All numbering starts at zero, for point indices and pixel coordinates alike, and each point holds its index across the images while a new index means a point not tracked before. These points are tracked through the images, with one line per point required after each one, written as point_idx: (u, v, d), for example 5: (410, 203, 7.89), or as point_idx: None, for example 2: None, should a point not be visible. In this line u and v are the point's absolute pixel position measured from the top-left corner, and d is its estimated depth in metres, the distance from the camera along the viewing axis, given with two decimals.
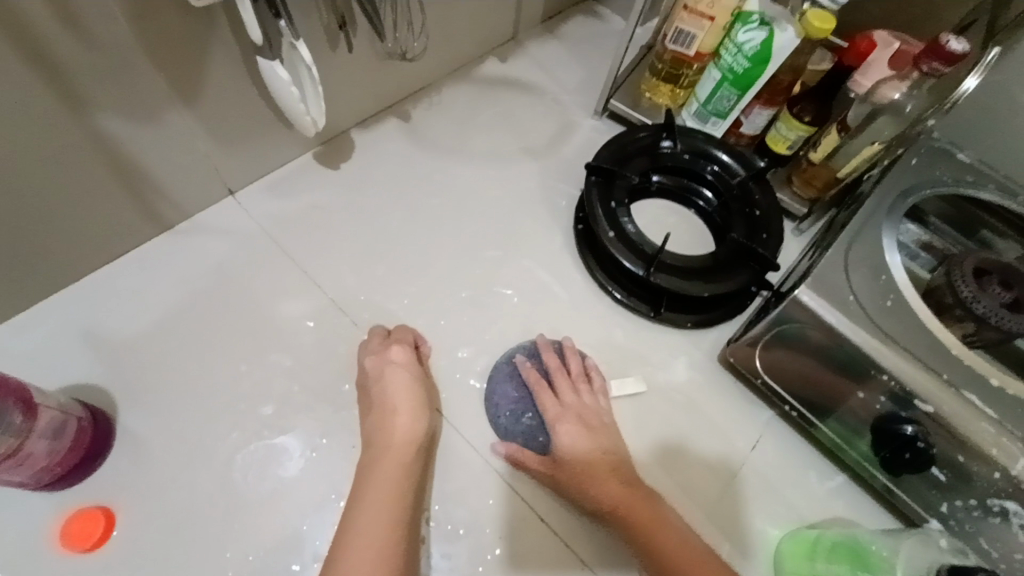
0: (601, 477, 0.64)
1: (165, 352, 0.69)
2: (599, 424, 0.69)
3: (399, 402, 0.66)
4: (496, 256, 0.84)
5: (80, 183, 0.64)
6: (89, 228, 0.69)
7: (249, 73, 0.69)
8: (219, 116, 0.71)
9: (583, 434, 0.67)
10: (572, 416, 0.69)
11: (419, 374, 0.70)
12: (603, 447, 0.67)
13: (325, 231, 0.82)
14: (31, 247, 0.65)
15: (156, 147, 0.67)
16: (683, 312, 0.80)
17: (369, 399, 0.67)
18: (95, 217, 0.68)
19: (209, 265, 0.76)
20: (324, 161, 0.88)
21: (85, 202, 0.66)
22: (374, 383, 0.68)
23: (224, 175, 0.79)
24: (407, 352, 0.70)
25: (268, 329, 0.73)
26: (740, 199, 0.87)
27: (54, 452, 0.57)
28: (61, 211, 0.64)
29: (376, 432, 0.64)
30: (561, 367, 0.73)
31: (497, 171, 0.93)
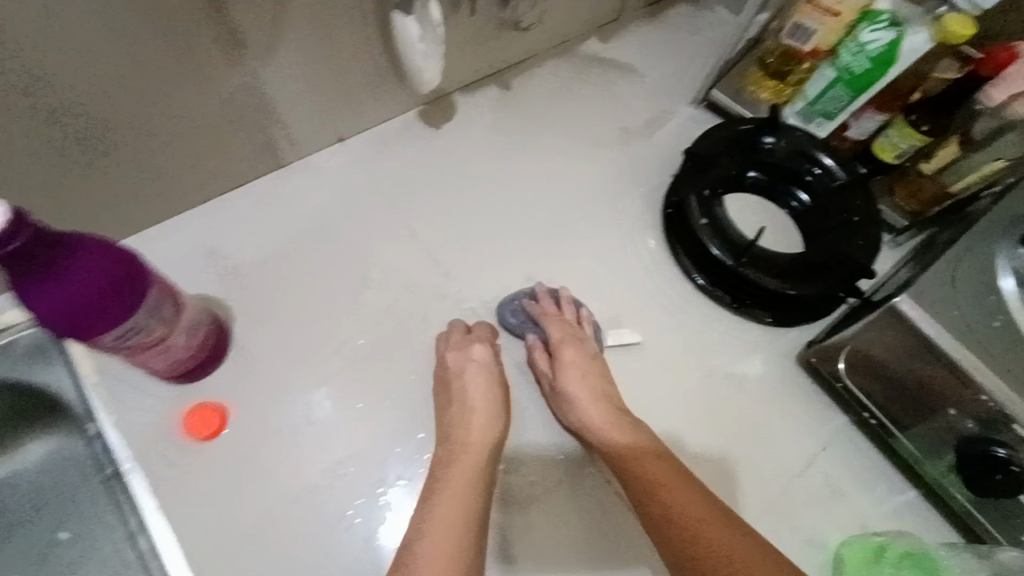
0: (591, 417, 0.68)
1: (273, 281, 0.75)
2: (591, 369, 0.72)
3: (477, 402, 0.68)
4: (583, 230, 0.85)
5: (223, 114, 0.69)
6: (222, 157, 0.75)
7: (380, 25, 0.73)
8: (346, 63, 0.75)
9: (577, 374, 0.71)
10: (569, 348, 0.73)
11: (497, 372, 0.72)
12: (592, 389, 0.70)
13: (423, 186, 0.85)
14: (174, 168, 0.71)
15: (287, 87, 0.72)
16: (765, 307, 0.80)
17: (449, 392, 0.69)
18: (228, 147, 0.74)
19: (317, 204, 0.81)
20: (427, 119, 0.91)
21: (222, 133, 0.72)
22: (455, 379, 0.69)
23: (339, 122, 0.83)
24: (488, 351, 0.72)
25: (366, 272, 0.77)
26: (839, 202, 0.85)
27: (187, 345, 0.62)
28: (204, 137, 0.71)
29: (455, 428, 0.66)
30: (552, 313, 0.76)
31: (591, 148, 0.93)
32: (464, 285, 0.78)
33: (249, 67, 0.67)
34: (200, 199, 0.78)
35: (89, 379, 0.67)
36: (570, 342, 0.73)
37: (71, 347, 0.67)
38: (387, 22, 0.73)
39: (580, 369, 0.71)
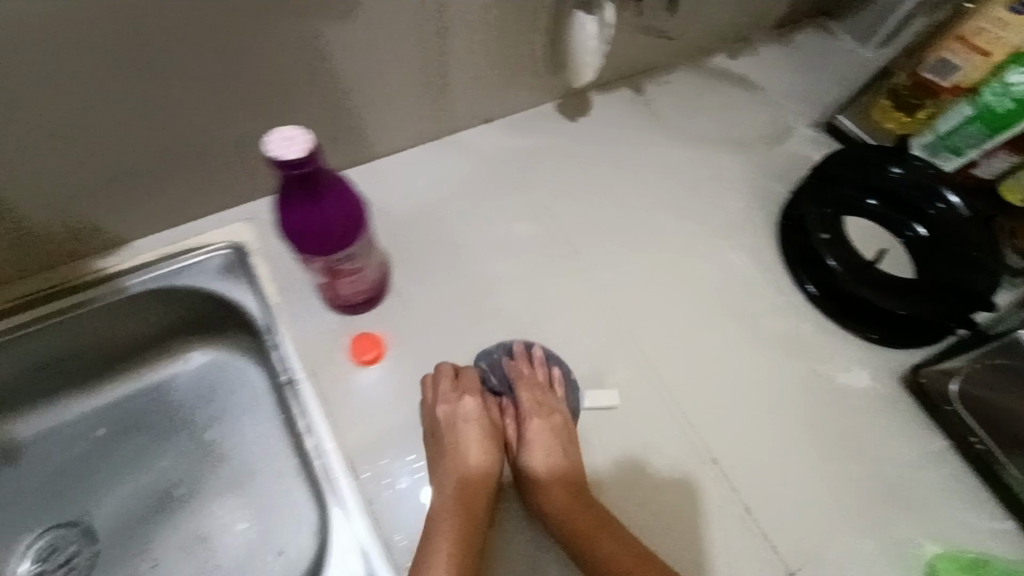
0: (553, 493, 0.68)
1: (423, 235, 0.84)
2: (561, 441, 0.71)
3: (469, 451, 0.70)
4: (703, 229, 0.91)
5: (408, 81, 0.80)
6: (396, 121, 0.85)
7: (551, 20, 0.82)
8: (514, 50, 0.84)
9: (548, 443, 0.71)
10: (541, 416, 0.73)
11: (487, 429, 0.73)
12: (561, 463, 0.70)
13: (559, 170, 0.93)
14: (357, 124, 0.82)
15: (464, 67, 0.82)
16: (875, 324, 0.83)
17: (439, 442, 0.71)
18: (403, 112, 0.85)
19: (465, 175, 0.90)
20: (565, 111, 0.99)
21: (404, 100, 0.82)
22: (444, 430, 0.71)
23: (491, 104, 0.92)
24: (476, 402, 0.73)
25: (505, 239, 0.86)
26: (960, 237, 0.86)
27: (371, 279, 0.71)
28: (386, 100, 0.81)
29: (444, 479, 0.68)
30: (526, 374, 0.76)
31: (714, 155, 0.98)
32: (590, 264, 0.85)
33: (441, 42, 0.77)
34: (367, 156, 0.88)
35: (274, 301, 0.79)
36: (541, 411, 0.74)
37: (253, 268, 0.80)
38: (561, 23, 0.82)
39: (551, 438, 0.71)
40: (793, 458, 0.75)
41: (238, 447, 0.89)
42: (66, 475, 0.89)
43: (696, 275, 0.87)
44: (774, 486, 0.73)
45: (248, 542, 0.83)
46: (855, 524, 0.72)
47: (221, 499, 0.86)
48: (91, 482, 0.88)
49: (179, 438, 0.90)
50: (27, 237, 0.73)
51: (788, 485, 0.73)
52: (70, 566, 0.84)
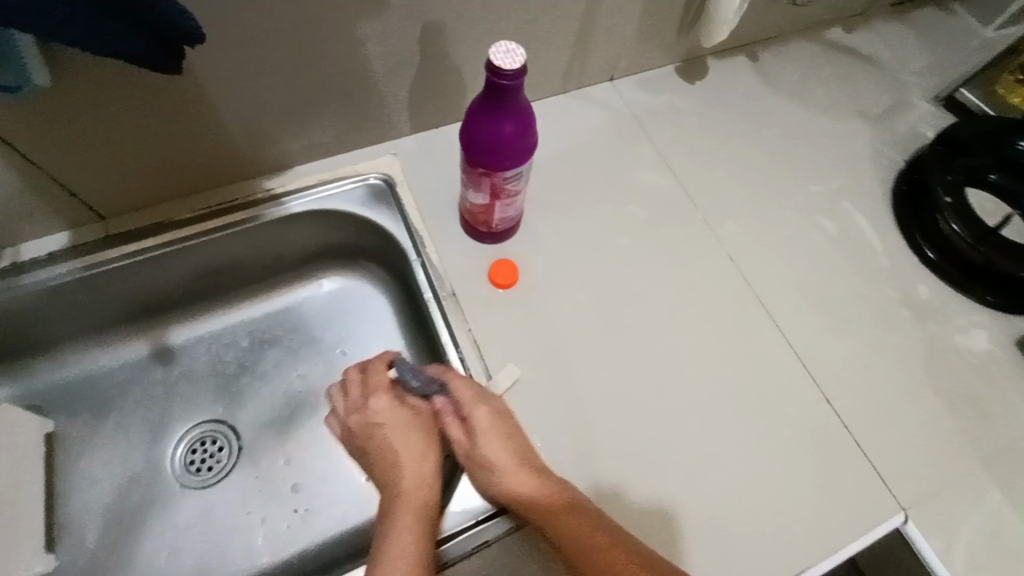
0: (503, 479, 0.67)
1: (552, 180, 0.90)
2: (494, 429, 0.70)
3: (401, 452, 0.72)
4: (819, 191, 0.93)
5: (554, 34, 0.86)
6: (533, 73, 0.91)
7: None
8: (652, 10, 0.89)
9: (486, 436, 0.70)
10: (476, 409, 0.71)
11: (415, 431, 0.74)
12: (500, 445, 0.69)
13: (678, 129, 0.97)
14: None
15: (606, 24, 0.88)
16: (992, 287, 0.85)
17: (377, 452, 0.74)
18: (542, 65, 0.91)
19: (590, 128, 0.96)
20: (684, 75, 1.03)
21: (546, 53, 0.89)
22: (375, 441, 0.75)
23: (618, 63, 0.97)
24: (388, 402, 0.76)
25: (627, 188, 0.91)
26: None
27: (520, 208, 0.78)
28: (532, 51, 0.87)
29: (390, 485, 0.70)
30: (445, 369, 0.76)
31: (830, 123, 1.01)
32: (709, 215, 0.90)
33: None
34: None
35: (419, 226, 0.87)
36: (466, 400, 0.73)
37: (400, 197, 0.89)
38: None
39: (488, 431, 0.70)
40: (908, 409, 0.77)
41: None
42: (211, 379, 0.98)
43: (812, 234, 0.89)
44: (891, 432, 0.76)
45: None
46: (972, 478, 0.73)
47: None
48: (233, 388, 0.98)
49: (310, 354, 1.00)
50: (216, 152, 0.83)
51: (903, 430, 0.76)
52: (216, 460, 0.93)
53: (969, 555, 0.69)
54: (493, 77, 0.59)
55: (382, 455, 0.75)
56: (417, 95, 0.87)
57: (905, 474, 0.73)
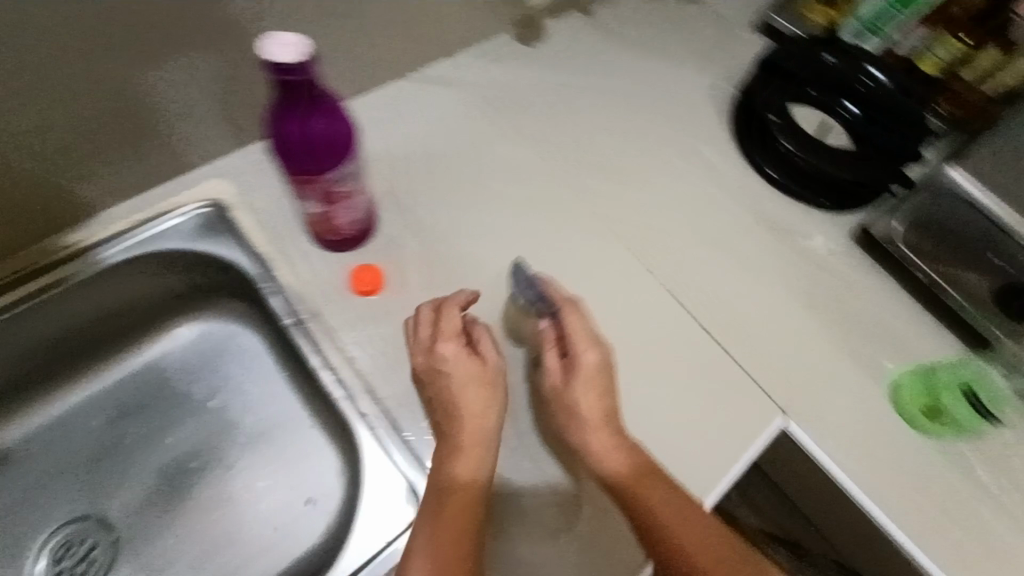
0: (597, 436, 0.66)
1: (405, 169, 0.85)
2: (601, 379, 0.68)
3: (462, 407, 0.65)
4: (668, 133, 0.96)
5: (371, 19, 0.79)
6: (361, 63, 0.84)
7: None
8: None
9: (589, 385, 0.67)
10: (587, 352, 0.68)
11: (483, 378, 0.67)
12: (597, 404, 0.67)
13: (526, 96, 0.95)
14: (327, 70, 0.82)
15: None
16: (825, 194, 0.92)
17: (434, 396, 0.67)
18: (369, 53, 0.84)
19: (437, 110, 0.91)
20: (522, 39, 1.00)
21: (369, 38, 0.82)
22: (434, 386, 0.67)
23: (450, 38, 0.92)
24: (457, 348, 0.67)
25: (485, 164, 0.88)
26: (890, 110, 0.94)
27: (362, 208, 0.73)
28: (351, 41, 0.80)
29: (447, 446, 0.64)
30: (557, 294, 0.72)
31: (668, 65, 1.03)
32: (569, 176, 0.89)
33: None
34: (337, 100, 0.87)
35: (262, 248, 0.78)
36: (596, 347, 0.69)
37: (233, 219, 0.79)
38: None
39: (591, 381, 0.67)
40: (776, 317, 0.83)
41: (245, 409, 0.88)
42: (65, 471, 0.84)
43: (668, 174, 0.92)
44: (764, 344, 0.81)
45: (278, 495, 0.83)
46: (836, 366, 0.80)
47: (240, 458, 0.86)
48: (94, 476, 0.84)
49: (181, 412, 0.88)
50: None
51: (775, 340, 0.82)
52: (90, 562, 0.80)
53: (842, 435, 0.76)
54: (276, 75, 0.53)
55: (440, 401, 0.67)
56: (233, 105, 0.78)
57: (780, 378, 0.79)
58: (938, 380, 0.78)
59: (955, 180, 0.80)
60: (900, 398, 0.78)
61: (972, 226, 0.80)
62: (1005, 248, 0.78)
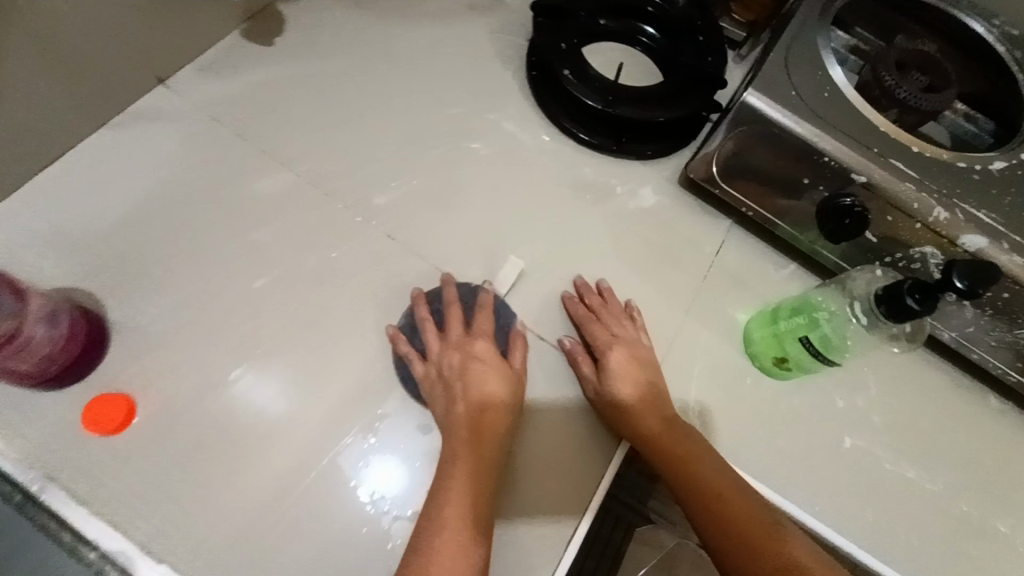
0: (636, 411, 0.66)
1: (129, 250, 0.66)
2: (635, 365, 0.69)
3: (486, 388, 0.65)
4: (460, 111, 0.82)
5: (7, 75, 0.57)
6: (22, 128, 0.63)
7: None
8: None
9: (631, 371, 0.68)
10: (636, 348, 0.70)
11: (501, 367, 0.67)
12: (638, 386, 0.67)
13: (276, 108, 0.76)
14: None
15: (67, 25, 0.59)
16: (643, 142, 0.83)
17: (456, 384, 0.65)
18: (29, 113, 0.62)
19: (158, 155, 0.70)
20: (255, 36, 0.80)
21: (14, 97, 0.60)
22: (460, 375, 0.66)
23: (149, 59, 0.71)
24: (490, 343, 0.68)
25: (240, 212, 0.70)
26: (684, 27, 0.88)
27: (53, 338, 0.57)
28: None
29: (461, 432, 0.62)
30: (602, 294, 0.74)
31: (445, 28, 0.87)
32: (352, 199, 0.74)
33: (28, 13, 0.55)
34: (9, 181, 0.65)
35: None
36: (623, 340, 0.70)
37: None
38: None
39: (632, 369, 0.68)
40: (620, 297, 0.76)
41: None
42: None
43: (470, 164, 0.79)
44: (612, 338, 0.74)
45: None
46: (688, 331, 0.75)
47: None
48: None
49: None
50: None
51: None
52: None
53: (703, 407, 0.71)
54: None
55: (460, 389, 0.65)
56: None
57: None
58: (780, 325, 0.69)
59: (756, 108, 0.70)
60: (752, 351, 0.73)
61: (783, 151, 0.71)
62: (820, 171, 0.70)
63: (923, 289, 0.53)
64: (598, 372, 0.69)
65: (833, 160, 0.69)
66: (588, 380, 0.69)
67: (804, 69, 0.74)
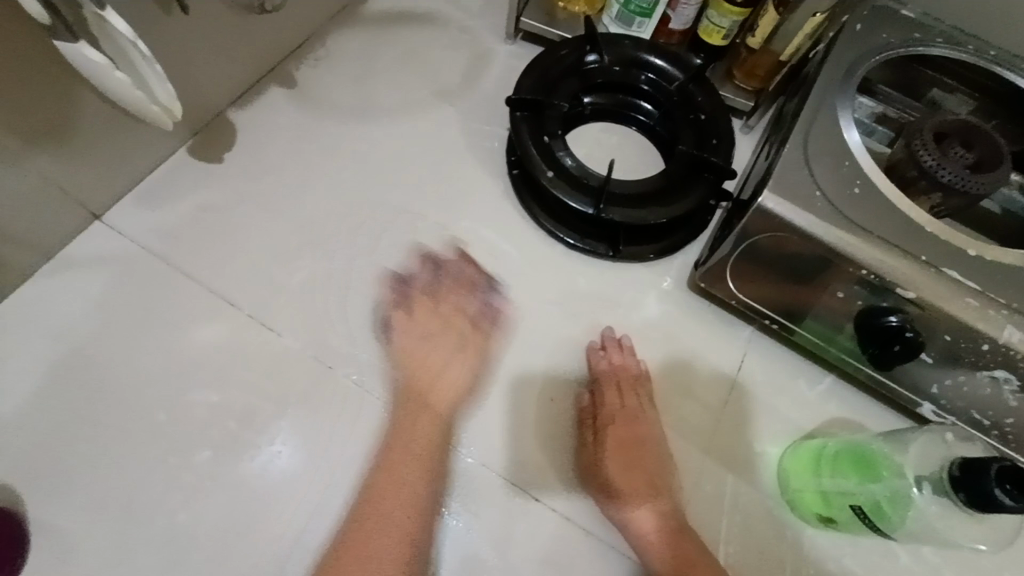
0: (620, 484, 0.64)
1: (66, 425, 0.61)
2: (630, 436, 0.66)
3: (455, 352, 0.69)
4: (430, 223, 0.74)
5: None
6: None
7: (86, 85, 0.58)
8: (62, 139, 0.60)
9: (622, 443, 0.65)
10: (638, 418, 0.67)
11: (477, 336, 0.70)
12: (627, 460, 0.65)
13: (223, 237, 0.70)
14: None
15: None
16: (645, 243, 0.73)
17: (428, 330, 0.70)
18: None
19: (93, 309, 0.65)
20: (202, 154, 0.73)
21: None
22: (428, 321, 0.70)
23: (78, 199, 0.66)
24: (472, 297, 0.72)
25: (187, 370, 0.64)
26: (682, 105, 0.77)
27: None
28: None
29: (422, 381, 0.67)
30: (620, 355, 0.69)
31: (413, 124, 0.79)
32: (313, 338, 0.67)
33: None
34: None
35: None
36: (626, 414, 0.66)
37: None
38: (52, 48, 0.52)
39: (624, 447, 0.65)
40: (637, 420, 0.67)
41: None
42: None
43: (447, 283, 0.71)
44: (639, 451, 0.66)
45: None
46: (712, 468, 0.66)
47: None
48: None
49: None
50: None
51: (630, 444, 0.65)
52: None
53: (742, 558, 0.63)
54: None
55: (428, 333, 0.70)
56: None
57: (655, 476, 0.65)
58: (824, 479, 0.61)
59: (773, 215, 0.59)
60: (794, 498, 0.64)
61: (810, 265, 0.61)
62: (854, 281, 0.60)
63: (1014, 476, 0.47)
64: (598, 441, 0.66)
65: (872, 275, 0.58)
66: (584, 449, 0.66)
67: (827, 159, 0.62)
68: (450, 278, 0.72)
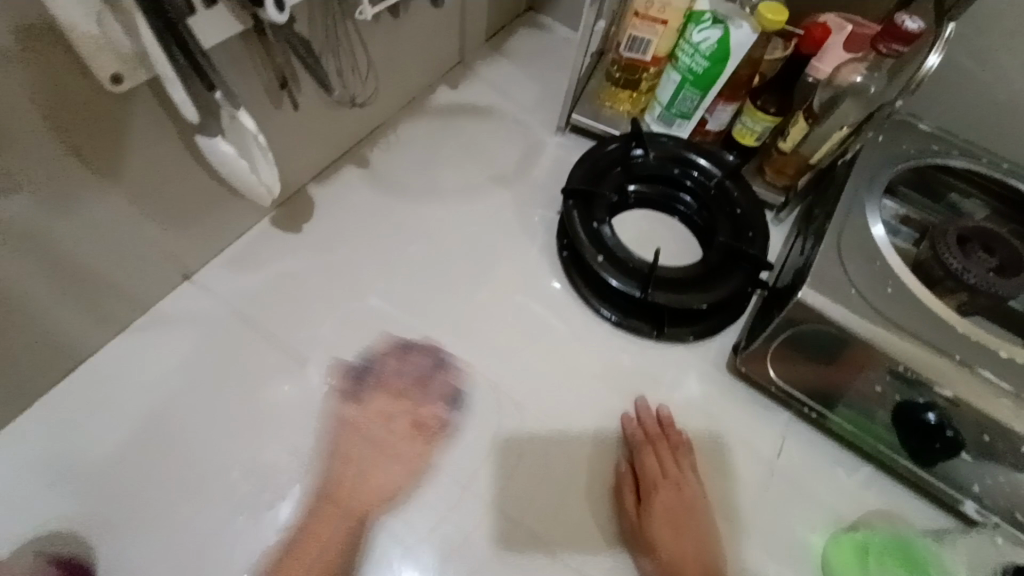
0: (665, 555, 0.64)
1: (143, 470, 0.65)
2: (676, 506, 0.66)
3: (661, 484, 0.67)
4: (486, 296, 0.80)
5: (48, 305, 0.62)
6: (49, 349, 0.66)
7: (198, 159, 0.66)
8: (176, 207, 0.68)
9: (665, 514, 0.65)
10: (673, 485, 0.67)
11: (671, 470, 0.68)
12: (673, 532, 0.65)
13: (298, 303, 0.76)
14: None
15: (80, 244, 0.61)
16: (686, 325, 0.78)
17: (663, 456, 0.69)
18: (51, 333, 0.65)
19: (178, 361, 0.71)
20: (284, 224, 0.81)
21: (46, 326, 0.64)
22: (658, 444, 0.70)
23: (179, 260, 0.73)
24: (665, 428, 0.72)
25: (256, 425, 0.69)
26: (720, 199, 0.85)
27: None
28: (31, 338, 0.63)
29: (620, 517, 0.67)
30: (651, 430, 0.71)
31: (472, 205, 0.87)
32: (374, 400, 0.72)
33: (72, 255, 0.61)
34: (32, 398, 0.67)
35: None
36: (668, 483, 0.68)
37: None
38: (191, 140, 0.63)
39: (668, 519, 0.65)
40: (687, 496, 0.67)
41: None
42: None
43: (503, 354, 0.76)
44: (695, 524, 0.66)
45: None
46: (750, 551, 0.67)
47: None
48: None
49: None
50: None
51: (681, 523, 0.66)
52: None
53: None
54: None
55: (659, 458, 0.69)
56: None
57: (700, 553, 0.65)
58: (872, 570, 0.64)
59: (813, 308, 0.64)
60: None
61: (850, 358, 0.65)
62: (893, 376, 0.63)
63: None
64: (642, 508, 0.66)
65: (907, 370, 0.62)
66: (626, 516, 0.67)
67: (859, 258, 0.67)
68: (416, 308, 0.78)
